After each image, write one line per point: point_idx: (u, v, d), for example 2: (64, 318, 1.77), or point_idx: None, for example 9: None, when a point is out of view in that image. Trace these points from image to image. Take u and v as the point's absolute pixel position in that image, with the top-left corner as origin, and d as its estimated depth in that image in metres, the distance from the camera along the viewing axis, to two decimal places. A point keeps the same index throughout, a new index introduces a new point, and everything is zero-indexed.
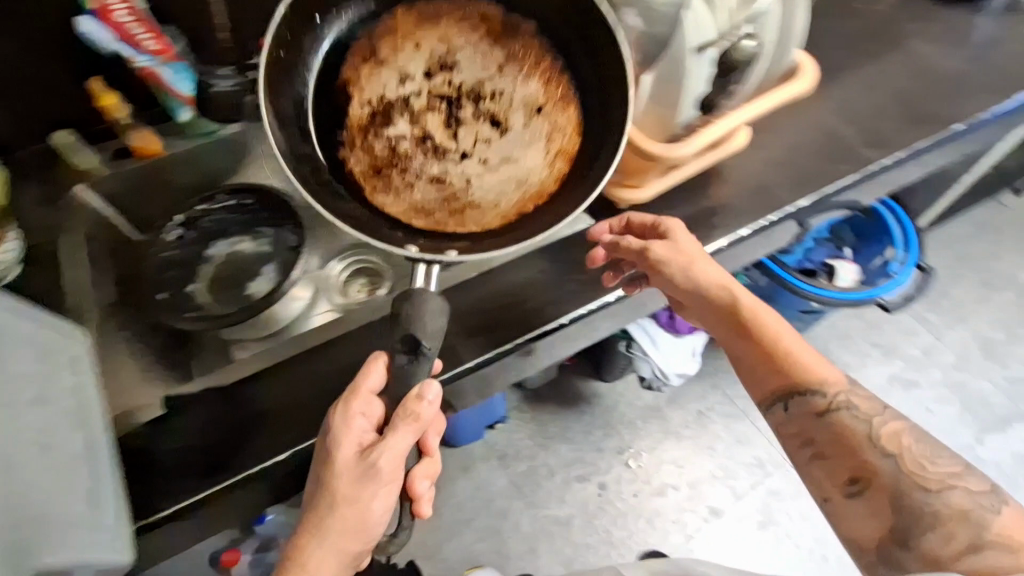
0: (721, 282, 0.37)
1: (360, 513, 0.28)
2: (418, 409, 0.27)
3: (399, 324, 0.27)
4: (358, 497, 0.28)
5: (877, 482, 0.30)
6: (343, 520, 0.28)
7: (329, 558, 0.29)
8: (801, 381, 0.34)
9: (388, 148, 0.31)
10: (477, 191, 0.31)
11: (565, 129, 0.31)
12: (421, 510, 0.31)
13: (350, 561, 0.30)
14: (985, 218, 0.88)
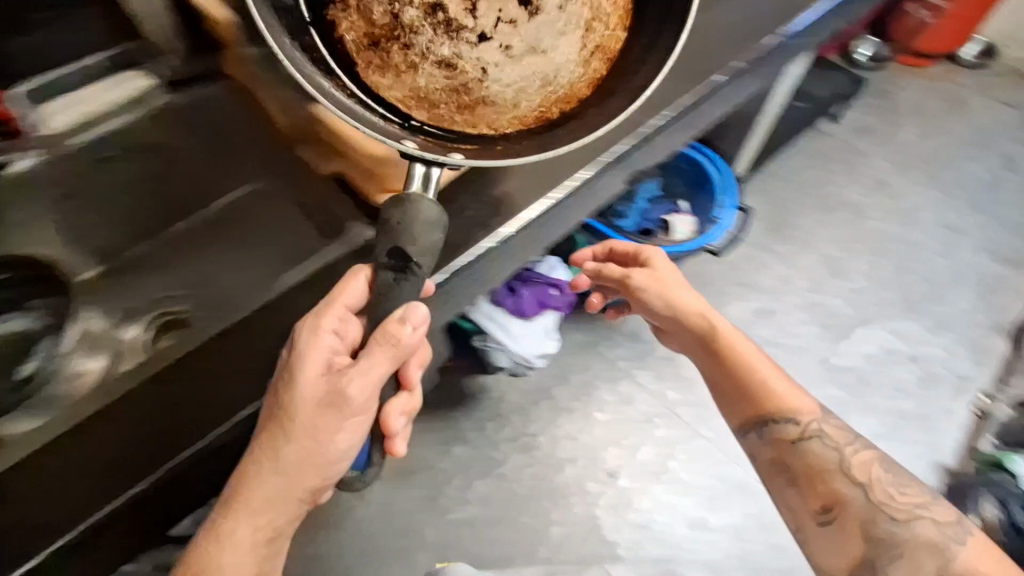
0: (699, 308, 0.38)
1: (322, 446, 0.25)
2: (397, 334, 0.23)
3: (384, 235, 0.22)
4: (320, 431, 0.25)
5: (850, 509, 0.30)
6: (301, 451, 0.25)
7: (279, 486, 0.26)
8: (776, 408, 0.34)
9: (390, 15, 0.26)
10: (493, 83, 0.26)
11: (608, 19, 0.27)
12: (395, 446, 0.28)
13: (306, 493, 0.27)
14: (814, 147, 0.78)
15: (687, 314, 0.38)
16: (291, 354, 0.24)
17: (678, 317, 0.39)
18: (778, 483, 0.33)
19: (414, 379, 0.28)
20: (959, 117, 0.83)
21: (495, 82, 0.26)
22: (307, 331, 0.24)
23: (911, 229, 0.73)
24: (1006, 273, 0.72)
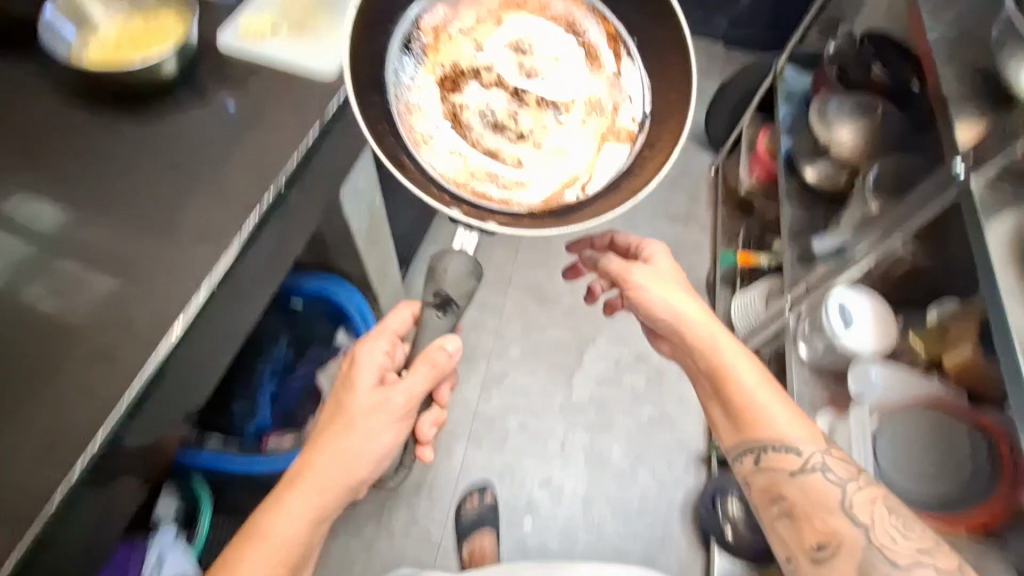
0: (702, 323, 0.34)
1: (373, 440, 0.29)
2: (437, 357, 0.31)
3: (430, 285, 0.34)
4: (373, 426, 0.29)
5: (846, 549, 0.29)
6: (353, 441, 0.29)
7: (334, 472, 0.28)
8: (778, 437, 0.32)
9: (452, 113, 0.30)
10: (526, 172, 0.29)
11: (619, 131, 0.30)
12: (426, 453, 0.37)
13: (357, 485, 0.30)
14: None
15: (690, 322, 0.34)
16: (354, 367, 0.31)
17: (681, 326, 0.34)
18: (774, 514, 0.32)
19: (445, 397, 0.36)
20: None
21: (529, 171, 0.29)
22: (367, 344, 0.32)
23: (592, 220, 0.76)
24: (683, 232, 0.78)
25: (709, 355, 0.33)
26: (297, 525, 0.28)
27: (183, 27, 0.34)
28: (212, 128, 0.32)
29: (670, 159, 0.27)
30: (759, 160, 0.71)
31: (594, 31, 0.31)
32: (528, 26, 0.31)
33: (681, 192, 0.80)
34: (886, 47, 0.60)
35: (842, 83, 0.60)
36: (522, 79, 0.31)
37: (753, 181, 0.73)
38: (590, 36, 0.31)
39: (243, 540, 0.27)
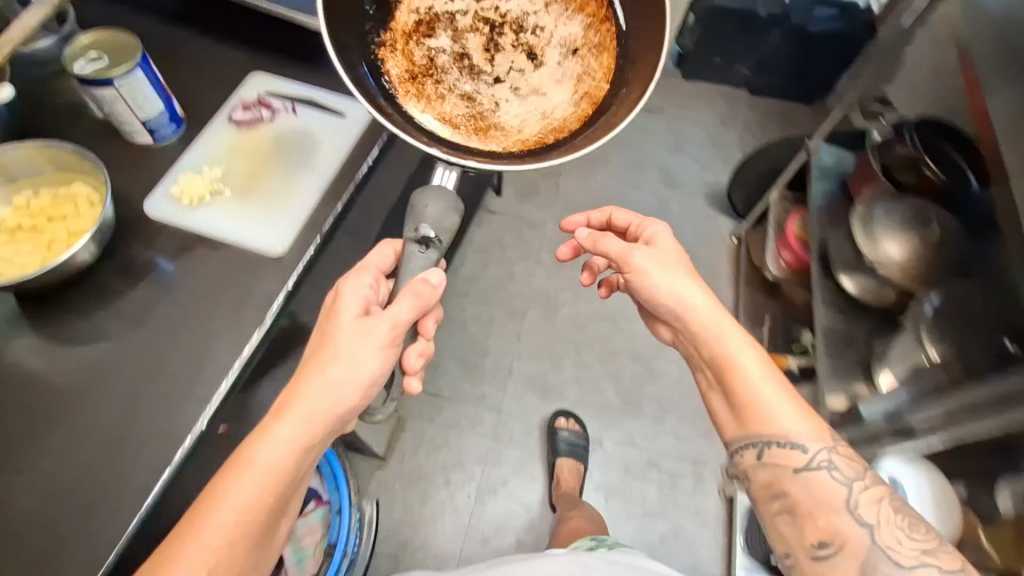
0: (678, 308, 0.40)
1: (355, 366, 0.36)
2: (421, 288, 0.37)
3: (414, 217, 0.38)
4: (354, 353, 0.36)
5: (851, 547, 0.35)
6: (335, 368, 0.36)
7: (312, 400, 0.35)
8: (778, 433, 0.38)
9: (426, 59, 0.37)
10: (503, 113, 0.36)
11: (595, 73, 0.36)
12: (411, 384, 0.40)
13: (341, 412, 0.36)
14: (479, 236, 0.93)
15: (689, 308, 0.40)
16: (336, 301, 0.38)
17: (682, 314, 0.40)
18: (782, 508, 0.38)
19: (429, 330, 0.40)
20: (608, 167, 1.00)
21: (506, 117, 0.36)
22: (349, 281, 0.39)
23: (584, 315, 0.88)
24: None
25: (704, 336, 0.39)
26: (283, 452, 0.35)
27: (94, 210, 0.48)
28: (170, 282, 0.47)
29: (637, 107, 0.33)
30: (789, 248, 0.82)
31: None
32: None
33: None
34: (930, 134, 0.66)
35: (896, 186, 0.68)
36: (498, 24, 0.38)
37: (782, 266, 0.84)
38: None
39: (228, 467, 0.34)
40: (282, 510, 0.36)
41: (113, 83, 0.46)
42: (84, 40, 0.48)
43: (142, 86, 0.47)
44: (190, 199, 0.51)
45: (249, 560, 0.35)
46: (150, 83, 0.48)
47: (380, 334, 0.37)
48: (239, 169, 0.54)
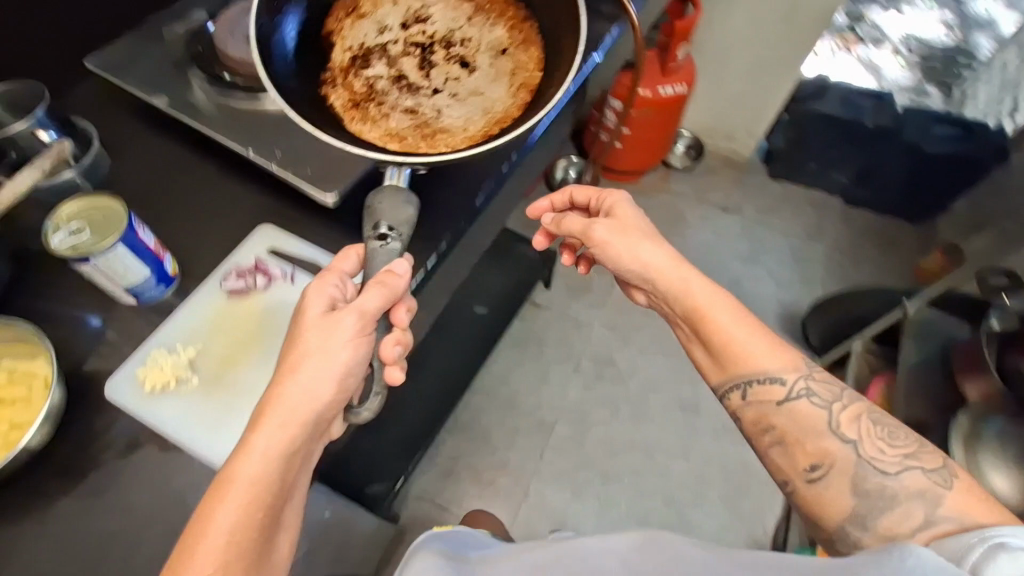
0: (644, 268, 0.79)
1: (331, 361, 0.67)
2: (389, 281, 0.71)
3: (373, 216, 0.79)
4: (327, 353, 0.67)
5: (838, 463, 0.68)
6: (310, 367, 0.67)
7: (292, 398, 0.66)
8: (757, 373, 0.73)
9: (366, 87, 0.85)
10: (445, 119, 0.83)
11: (522, 67, 0.87)
12: (392, 374, 0.75)
13: (323, 400, 0.67)
14: (512, 336, 2.01)
15: (657, 267, 0.78)
16: (306, 316, 0.70)
17: (655, 279, 0.78)
18: (782, 434, 0.72)
19: (403, 318, 0.75)
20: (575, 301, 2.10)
21: (444, 116, 0.83)
22: (313, 287, 0.71)
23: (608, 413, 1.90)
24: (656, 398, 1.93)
25: (689, 296, 0.76)
26: (256, 458, 0.63)
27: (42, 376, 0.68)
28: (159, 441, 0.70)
29: (565, 74, 0.81)
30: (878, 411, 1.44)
31: (483, 13, 0.93)
32: (425, 27, 0.92)
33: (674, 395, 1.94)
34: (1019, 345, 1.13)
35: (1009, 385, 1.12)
36: (425, 51, 0.90)
37: None
38: (488, 26, 0.92)
39: (223, 477, 0.62)
40: (271, 494, 0.62)
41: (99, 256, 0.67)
42: (65, 213, 0.68)
43: (127, 253, 0.69)
44: (151, 388, 0.70)
45: (254, 526, 0.61)
46: (128, 251, 0.69)
47: (345, 337, 0.68)
48: (216, 353, 0.75)
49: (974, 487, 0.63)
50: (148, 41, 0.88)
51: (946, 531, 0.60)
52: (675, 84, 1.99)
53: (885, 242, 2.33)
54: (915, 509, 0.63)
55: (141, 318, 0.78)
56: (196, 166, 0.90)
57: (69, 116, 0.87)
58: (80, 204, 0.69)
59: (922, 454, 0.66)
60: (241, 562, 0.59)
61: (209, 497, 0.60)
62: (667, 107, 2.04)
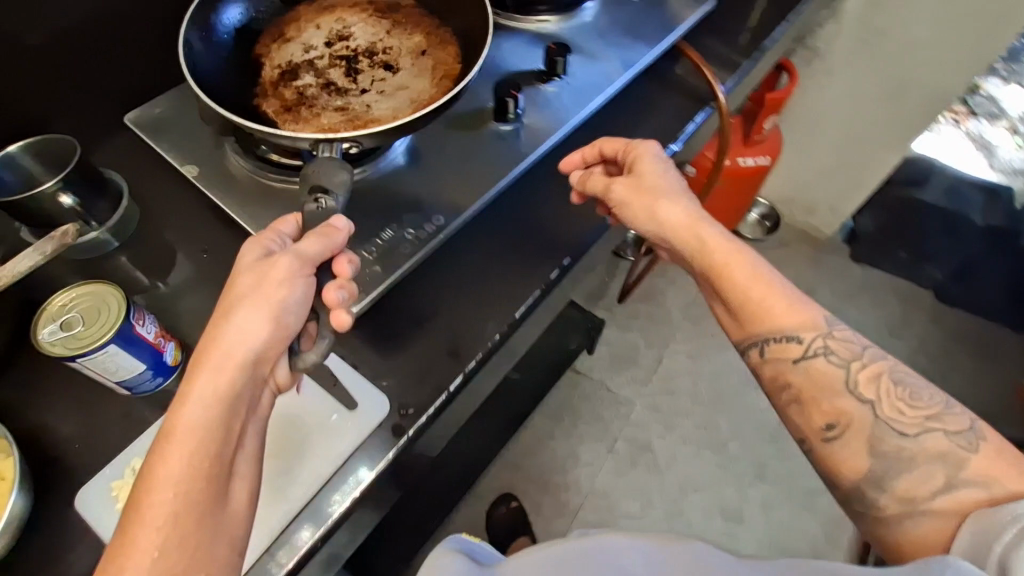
0: (677, 223, 0.77)
1: (272, 300, 0.62)
2: (331, 227, 0.66)
3: (308, 181, 0.70)
4: (263, 289, 0.62)
5: (854, 427, 0.66)
6: (248, 308, 0.61)
7: (233, 330, 0.61)
8: (773, 329, 0.71)
9: (295, 95, 0.78)
10: (375, 115, 0.76)
11: (448, 61, 0.82)
12: (337, 319, 0.64)
13: (261, 339, 0.61)
14: (545, 405, 1.88)
15: (672, 224, 0.77)
16: (240, 260, 0.64)
17: (675, 236, 0.77)
18: (796, 391, 0.71)
19: (344, 269, 0.67)
20: (619, 375, 1.95)
21: (378, 109, 0.77)
22: (248, 244, 0.66)
23: (641, 507, 1.73)
24: (694, 499, 1.75)
25: (705, 249, 0.75)
26: (194, 407, 0.57)
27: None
28: None
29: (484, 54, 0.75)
30: None
31: (400, 15, 0.87)
32: (343, 33, 0.84)
33: (720, 498, 1.75)
34: None
35: None
36: (344, 55, 0.82)
37: None
38: (410, 26, 0.85)
39: (163, 430, 0.56)
40: (213, 447, 0.57)
41: (95, 355, 0.61)
42: (56, 305, 0.63)
43: (122, 351, 0.63)
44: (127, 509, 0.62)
45: (197, 481, 0.55)
46: (121, 351, 0.63)
47: (279, 277, 0.62)
48: None
49: (1003, 450, 0.61)
50: (192, 105, 0.82)
51: (971, 500, 0.59)
52: (759, 155, 1.84)
53: (985, 352, 2.05)
54: (935, 472, 0.62)
55: (130, 407, 0.70)
56: (222, 237, 0.85)
57: (98, 169, 0.83)
58: (77, 292, 0.64)
59: (946, 416, 0.64)
60: (186, 515, 0.54)
61: (146, 458, 0.55)
62: (745, 177, 1.87)
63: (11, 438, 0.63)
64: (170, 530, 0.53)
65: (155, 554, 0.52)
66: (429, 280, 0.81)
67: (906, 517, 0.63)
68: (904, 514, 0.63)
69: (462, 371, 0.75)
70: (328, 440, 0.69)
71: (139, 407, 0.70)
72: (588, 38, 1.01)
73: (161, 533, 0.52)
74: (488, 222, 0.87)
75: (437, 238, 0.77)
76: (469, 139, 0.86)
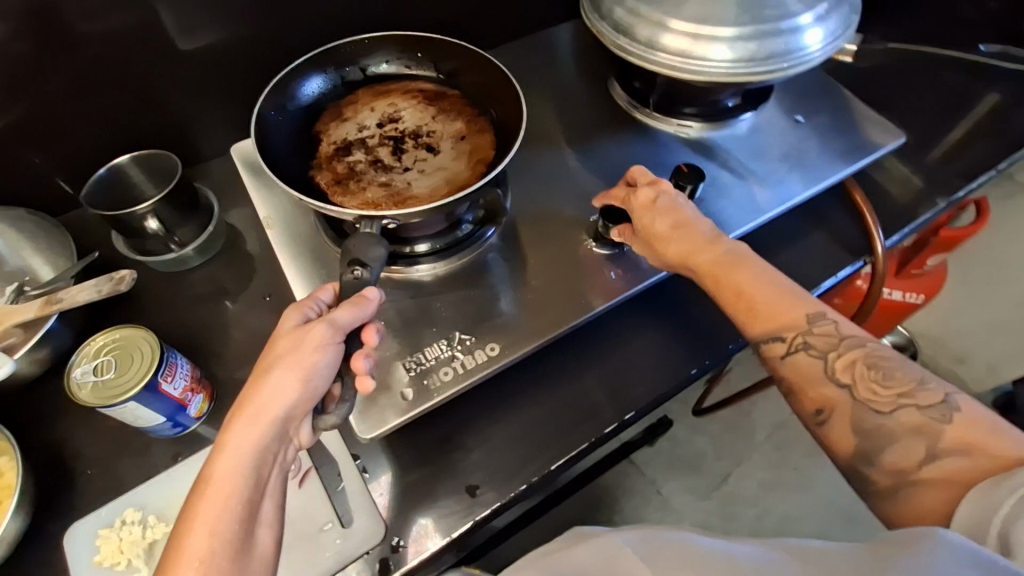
0: (676, 257, 0.69)
1: (310, 364, 0.53)
2: (364, 297, 0.56)
3: (349, 256, 0.58)
4: (295, 352, 0.53)
5: (834, 408, 0.61)
6: (282, 374, 0.52)
7: (271, 390, 0.52)
8: (764, 322, 0.65)
9: (345, 170, 0.68)
10: (415, 194, 0.66)
11: (484, 142, 0.70)
12: (363, 383, 0.55)
13: (299, 404, 0.53)
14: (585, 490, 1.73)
15: (683, 254, 0.69)
16: (276, 329, 0.55)
17: (680, 262, 0.69)
18: (787, 387, 0.65)
19: (371, 340, 0.57)
20: (674, 480, 1.75)
21: (415, 188, 0.66)
22: (284, 315, 0.56)
23: None
24: None
25: (693, 258, 0.68)
26: (232, 460, 0.50)
27: None
28: None
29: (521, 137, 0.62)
30: None
31: (443, 94, 0.74)
32: (387, 108, 0.73)
33: None
34: None
35: None
36: (387, 133, 0.71)
37: None
38: (453, 104, 0.73)
39: (197, 487, 0.48)
40: (249, 488, 0.49)
41: (113, 408, 0.60)
42: (92, 346, 0.63)
43: (142, 406, 0.62)
44: (109, 560, 0.61)
45: (236, 522, 0.48)
46: (141, 405, 0.62)
47: (312, 351, 0.53)
48: None
49: (983, 420, 0.55)
50: None
51: (960, 470, 0.52)
52: (910, 291, 1.55)
53: None
54: (915, 445, 0.56)
55: (150, 442, 0.70)
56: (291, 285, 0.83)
57: (196, 185, 0.85)
58: (115, 336, 0.64)
59: (917, 392, 0.58)
60: (229, 555, 0.46)
61: (180, 512, 0.48)
62: (895, 311, 1.60)
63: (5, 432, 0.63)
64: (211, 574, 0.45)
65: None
66: (471, 396, 0.75)
67: (899, 489, 0.56)
68: (895, 487, 0.57)
69: (473, 518, 0.67)
70: (312, 555, 0.64)
71: (158, 446, 0.70)
72: (727, 162, 0.88)
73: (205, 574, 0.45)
74: (554, 348, 0.79)
75: (499, 366, 0.68)
76: (561, 249, 0.77)
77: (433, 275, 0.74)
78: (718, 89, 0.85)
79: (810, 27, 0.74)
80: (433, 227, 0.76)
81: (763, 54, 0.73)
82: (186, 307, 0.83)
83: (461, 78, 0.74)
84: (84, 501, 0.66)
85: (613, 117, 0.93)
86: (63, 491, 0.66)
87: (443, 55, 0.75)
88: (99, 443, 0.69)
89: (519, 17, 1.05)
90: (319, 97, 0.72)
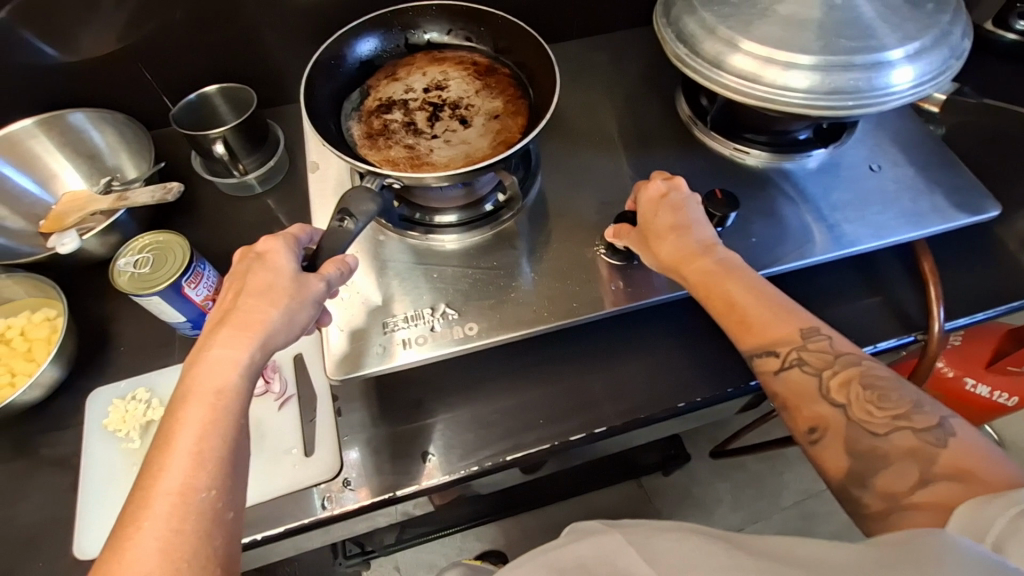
0: (675, 259, 0.65)
1: (299, 307, 0.57)
2: (343, 262, 0.61)
3: (340, 204, 0.62)
4: (289, 296, 0.57)
5: (825, 431, 0.55)
6: (275, 311, 0.56)
7: (259, 318, 0.55)
8: (762, 333, 0.60)
9: (380, 126, 0.72)
10: (433, 160, 0.69)
11: (512, 126, 0.71)
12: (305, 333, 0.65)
13: (284, 339, 0.57)
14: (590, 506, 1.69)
15: (680, 258, 0.64)
16: (261, 267, 0.59)
17: (677, 264, 0.65)
18: (780, 403, 0.60)
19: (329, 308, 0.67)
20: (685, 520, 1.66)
21: (435, 155, 0.69)
22: (267, 247, 0.60)
23: None
24: None
25: (697, 261, 0.64)
26: (217, 378, 0.52)
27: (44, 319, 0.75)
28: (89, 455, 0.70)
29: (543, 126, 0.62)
30: None
31: (494, 71, 0.76)
32: (437, 76, 0.76)
33: None
34: None
35: None
36: (428, 100, 0.75)
37: None
38: (498, 84, 0.75)
39: (180, 402, 0.51)
40: (238, 400, 0.53)
41: (140, 297, 0.68)
42: (143, 241, 0.73)
43: (165, 302, 0.70)
44: (112, 427, 0.71)
45: (227, 431, 0.51)
46: (163, 302, 0.70)
47: (301, 298, 0.58)
48: None
49: (980, 448, 0.49)
50: None
51: (952, 497, 0.46)
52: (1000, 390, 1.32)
53: None
54: (909, 468, 0.50)
55: (175, 337, 0.79)
56: None
57: (269, 122, 0.94)
58: (155, 238, 0.73)
59: (914, 414, 0.52)
60: (222, 461, 0.49)
61: (164, 418, 0.50)
62: (975, 406, 1.38)
63: (51, 286, 0.76)
64: (205, 471, 0.48)
65: (205, 493, 0.47)
66: (452, 368, 0.77)
67: (886, 516, 0.50)
68: (886, 511, 0.50)
69: (418, 483, 0.70)
70: (278, 469, 0.71)
71: (180, 342, 0.79)
72: (778, 197, 0.82)
73: (197, 475, 0.48)
74: (545, 344, 0.79)
75: (481, 345, 0.69)
76: (573, 246, 0.77)
77: (453, 246, 0.77)
78: (787, 120, 0.80)
79: (899, 65, 0.67)
80: (456, 201, 0.79)
81: (841, 87, 0.67)
82: (236, 230, 0.91)
83: (513, 55, 0.76)
84: (116, 371, 0.77)
85: (672, 131, 0.89)
86: (103, 359, 0.78)
87: (499, 32, 0.76)
88: (138, 326, 0.80)
89: (601, 20, 1.04)
90: (377, 55, 0.77)
